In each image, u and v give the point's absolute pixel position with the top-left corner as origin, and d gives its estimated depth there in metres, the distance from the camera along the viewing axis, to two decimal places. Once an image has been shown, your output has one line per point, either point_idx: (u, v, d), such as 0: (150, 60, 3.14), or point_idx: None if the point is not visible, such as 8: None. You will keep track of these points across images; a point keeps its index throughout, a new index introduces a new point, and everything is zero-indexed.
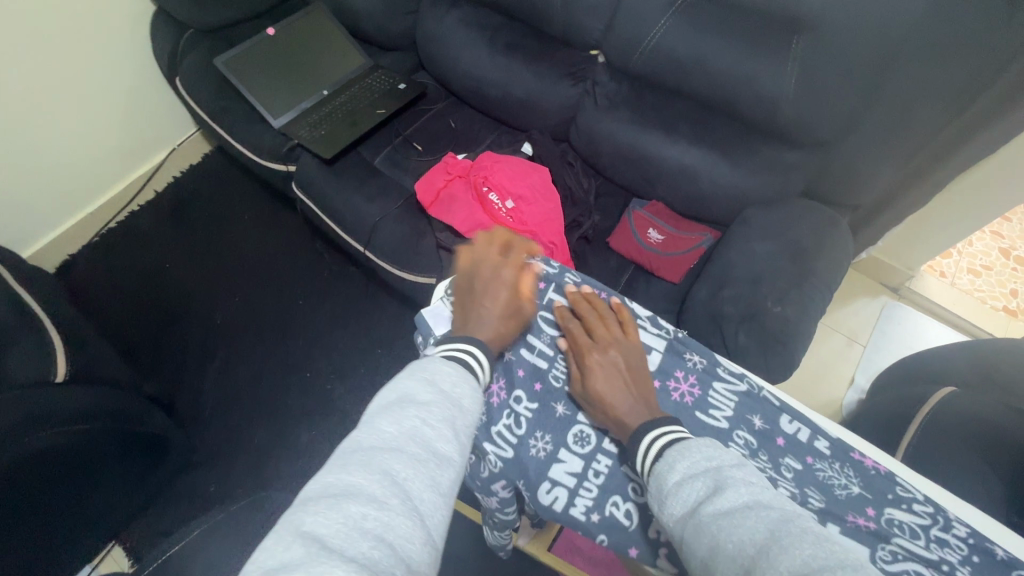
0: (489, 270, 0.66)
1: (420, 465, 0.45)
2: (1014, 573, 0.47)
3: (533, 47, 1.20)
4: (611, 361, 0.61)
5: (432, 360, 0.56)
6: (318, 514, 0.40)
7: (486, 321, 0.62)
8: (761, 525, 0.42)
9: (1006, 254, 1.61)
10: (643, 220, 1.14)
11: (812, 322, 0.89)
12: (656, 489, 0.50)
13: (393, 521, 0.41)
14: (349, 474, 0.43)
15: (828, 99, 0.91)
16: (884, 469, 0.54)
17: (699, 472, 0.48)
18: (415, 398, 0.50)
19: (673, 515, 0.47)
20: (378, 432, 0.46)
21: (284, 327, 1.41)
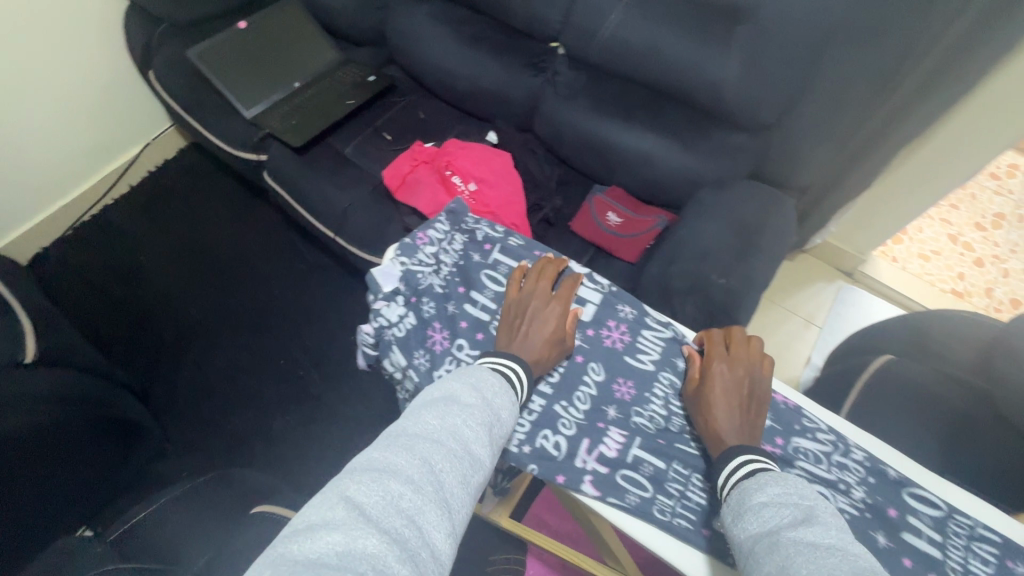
0: (538, 298, 0.65)
1: (456, 460, 0.48)
2: (903, 489, 0.52)
3: (497, 40, 1.26)
4: (731, 379, 0.59)
5: (477, 371, 0.57)
6: (360, 483, 0.44)
7: (531, 345, 0.62)
8: (845, 564, 0.39)
9: (955, 239, 1.69)
10: (603, 204, 1.19)
11: (756, 292, 0.95)
12: (735, 503, 0.49)
13: (425, 505, 0.44)
14: (392, 453, 0.47)
15: (769, 84, 0.97)
16: (793, 403, 0.59)
17: (787, 503, 0.46)
18: (458, 400, 0.53)
19: (748, 531, 0.46)
20: (422, 422, 0.50)
21: (257, 316, 1.43)
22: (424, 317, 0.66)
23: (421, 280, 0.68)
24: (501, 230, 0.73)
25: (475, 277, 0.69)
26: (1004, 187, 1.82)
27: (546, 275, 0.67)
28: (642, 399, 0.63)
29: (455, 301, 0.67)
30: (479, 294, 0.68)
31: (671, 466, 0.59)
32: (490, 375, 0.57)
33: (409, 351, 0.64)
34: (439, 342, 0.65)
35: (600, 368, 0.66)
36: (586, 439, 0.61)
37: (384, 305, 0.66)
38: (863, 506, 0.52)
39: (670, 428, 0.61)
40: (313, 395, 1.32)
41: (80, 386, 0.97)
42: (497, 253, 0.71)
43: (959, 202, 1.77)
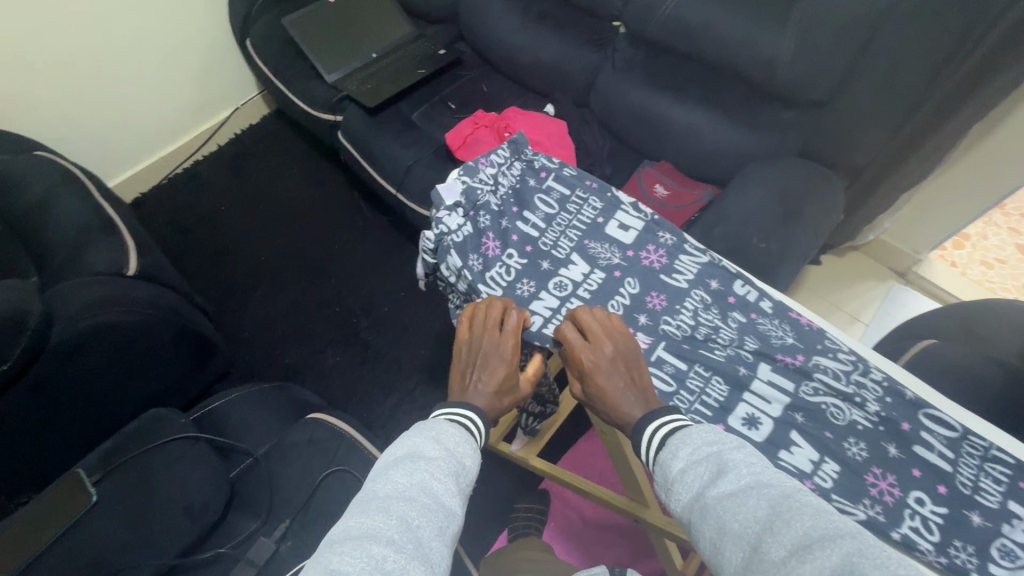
0: (488, 339, 0.62)
1: (433, 517, 0.45)
2: (920, 408, 0.55)
3: (560, 18, 1.33)
4: (605, 362, 0.58)
5: (437, 423, 0.54)
6: (340, 556, 0.40)
7: (485, 385, 0.59)
8: (763, 503, 0.41)
9: (1022, 249, 1.62)
10: (651, 176, 1.25)
11: (792, 260, 0.98)
12: (661, 478, 0.49)
13: (409, 564, 0.40)
14: (367, 519, 0.43)
15: (822, 61, 1.00)
16: (816, 326, 0.62)
17: (700, 460, 0.47)
18: (424, 454, 0.50)
19: (680, 501, 0.47)
20: (390, 481, 0.47)
21: (318, 264, 1.55)
22: (480, 227, 0.72)
23: (480, 196, 0.73)
24: (557, 162, 0.78)
25: (529, 198, 0.74)
26: None
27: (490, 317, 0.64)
28: (672, 310, 0.65)
29: (508, 217, 0.73)
30: (531, 215, 0.73)
31: (694, 367, 0.61)
32: (450, 426, 0.55)
33: (464, 254, 0.70)
34: (490, 250, 0.71)
35: (636, 282, 0.67)
36: None
37: (446, 215, 0.71)
38: (877, 420, 0.55)
39: (696, 336, 0.63)
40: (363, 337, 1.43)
41: (163, 301, 1.05)
42: (552, 180, 0.76)
43: None
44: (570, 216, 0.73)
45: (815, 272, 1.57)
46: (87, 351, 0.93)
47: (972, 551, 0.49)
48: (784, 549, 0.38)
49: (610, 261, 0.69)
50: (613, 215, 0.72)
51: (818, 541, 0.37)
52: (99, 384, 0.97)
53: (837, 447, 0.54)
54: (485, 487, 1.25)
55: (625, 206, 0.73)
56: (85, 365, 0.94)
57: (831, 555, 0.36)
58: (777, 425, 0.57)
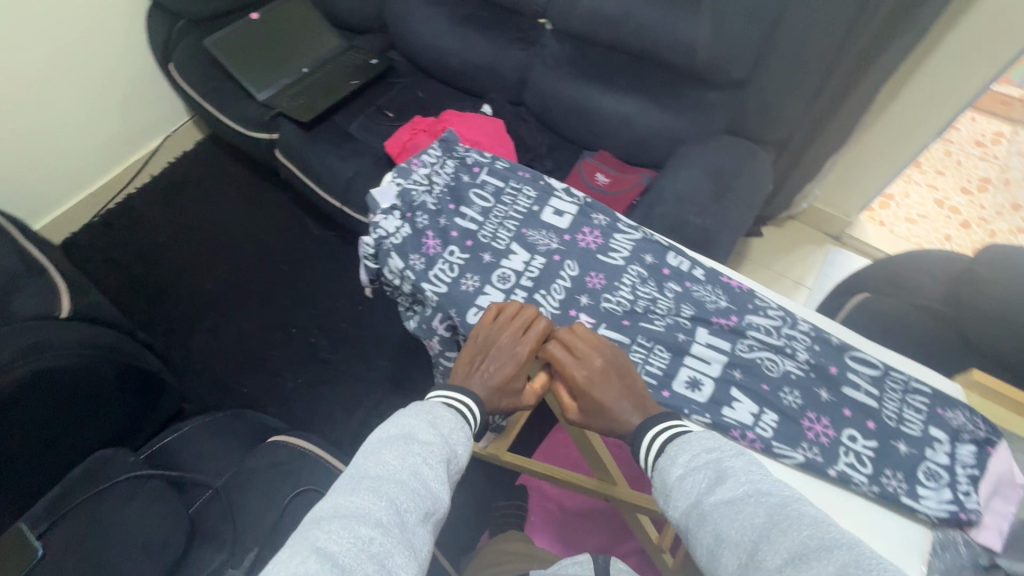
0: (504, 336, 0.61)
1: (421, 502, 0.46)
2: (844, 351, 0.59)
3: (486, 19, 1.35)
4: (599, 374, 0.58)
5: (433, 407, 0.55)
6: (329, 531, 0.41)
7: (489, 381, 0.59)
8: (761, 510, 0.43)
9: (941, 203, 1.73)
10: (592, 166, 1.28)
11: (729, 232, 1.03)
12: (660, 484, 0.51)
13: (393, 547, 0.41)
14: (356, 498, 0.44)
15: (737, 42, 1.05)
16: (745, 287, 0.65)
17: (699, 467, 0.49)
18: (418, 438, 0.51)
19: (678, 508, 0.48)
20: (381, 461, 0.47)
21: (267, 287, 1.51)
22: (419, 227, 0.69)
23: (415, 196, 0.71)
24: (489, 155, 0.76)
25: (464, 194, 0.72)
26: (989, 153, 1.85)
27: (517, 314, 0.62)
28: (611, 287, 0.66)
29: (447, 215, 0.70)
30: (467, 210, 0.71)
31: (635, 340, 0.63)
32: (446, 413, 0.55)
33: (405, 255, 0.67)
34: (431, 247, 0.68)
35: (575, 265, 0.67)
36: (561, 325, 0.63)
37: (382, 219, 0.69)
38: (808, 367, 0.59)
39: (635, 310, 0.64)
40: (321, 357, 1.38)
41: (101, 340, 1.00)
42: (486, 174, 0.74)
43: (945, 168, 1.81)
44: (507, 208, 0.72)
45: (757, 244, 1.64)
46: (23, 403, 0.88)
47: (901, 477, 0.52)
48: (780, 556, 0.39)
49: (549, 246, 0.68)
50: (547, 202, 0.72)
51: (813, 549, 0.39)
52: (40, 433, 0.92)
53: (773, 397, 0.57)
54: (460, 491, 1.25)
55: (558, 192, 0.73)
56: (24, 419, 0.88)
57: (827, 563, 0.37)
58: (717, 384, 0.59)
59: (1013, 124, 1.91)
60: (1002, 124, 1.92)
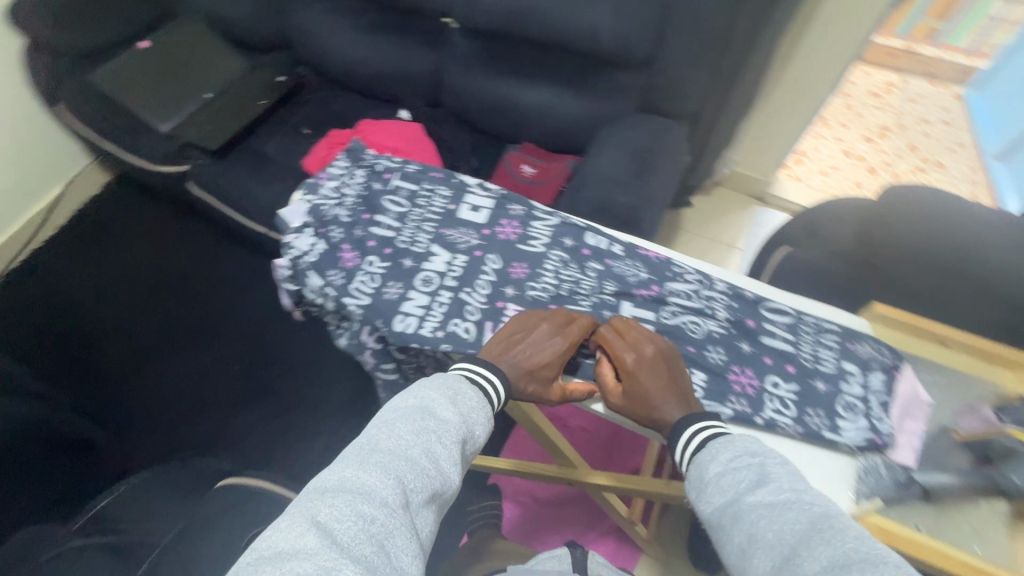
0: (542, 325, 0.58)
1: (429, 483, 0.43)
2: (760, 304, 0.62)
3: (390, 24, 1.33)
4: (650, 363, 0.55)
5: (457, 383, 0.51)
6: (332, 505, 0.40)
7: (518, 365, 0.55)
8: (804, 517, 0.39)
9: (848, 153, 1.84)
10: (517, 159, 1.29)
11: (654, 207, 1.05)
12: (695, 478, 0.47)
13: (395, 528, 0.40)
14: (365, 472, 0.42)
15: (637, 22, 1.08)
16: (663, 256, 0.66)
17: (742, 466, 0.45)
18: (434, 413, 0.48)
19: (710, 504, 0.45)
20: (394, 435, 0.45)
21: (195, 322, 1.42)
22: (333, 242, 0.66)
23: (327, 211, 0.68)
24: (399, 160, 0.74)
25: (377, 202, 0.69)
26: (884, 102, 1.99)
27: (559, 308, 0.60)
28: (535, 274, 0.64)
29: (362, 226, 0.67)
30: (383, 217, 0.68)
31: None
32: (469, 390, 0.51)
33: (323, 272, 0.64)
34: (349, 260, 0.65)
35: (497, 257, 0.65)
36: (490, 320, 0.60)
37: (295, 238, 0.66)
38: (729, 324, 0.60)
39: (562, 293, 0.62)
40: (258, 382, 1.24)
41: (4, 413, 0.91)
42: (397, 179, 0.72)
43: (847, 121, 1.94)
44: (422, 210, 0.69)
45: (688, 214, 1.70)
46: None
47: (823, 414, 0.54)
48: (819, 563, 0.36)
49: (468, 243, 0.66)
50: (463, 199, 0.70)
51: (856, 562, 0.35)
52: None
53: (701, 358, 0.58)
54: None
55: (472, 187, 0.71)
56: None
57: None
58: None
59: (901, 73, 2.07)
60: (891, 74, 2.07)
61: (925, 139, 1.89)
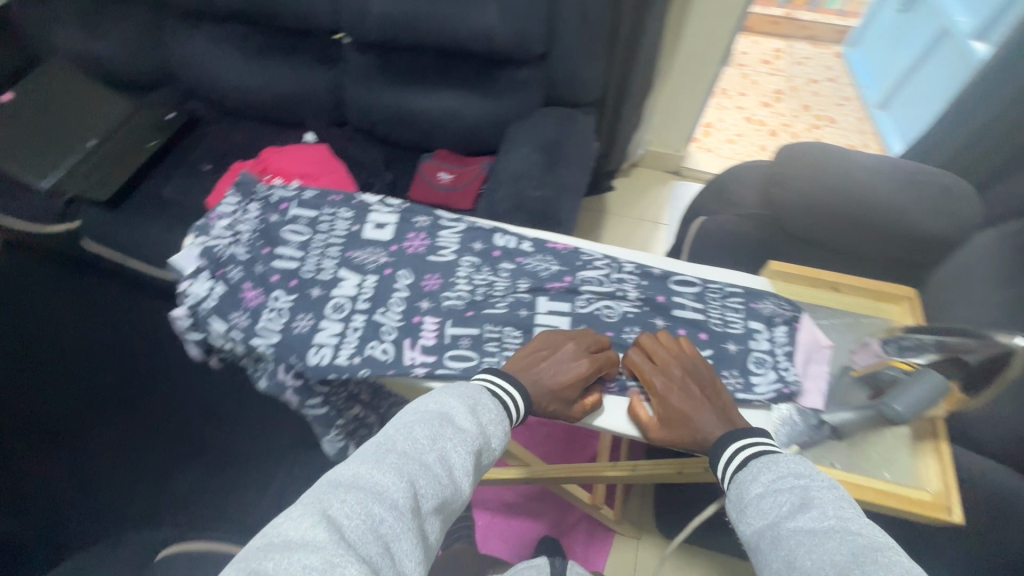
0: (563, 350, 0.56)
1: (440, 490, 0.42)
2: (666, 278, 0.64)
3: (280, 46, 1.29)
4: (681, 384, 0.53)
5: (478, 394, 0.51)
6: (344, 501, 0.39)
7: (537, 387, 0.54)
8: (844, 548, 0.35)
9: (750, 119, 1.95)
10: (433, 167, 1.28)
11: (570, 196, 1.07)
12: (736, 497, 0.44)
13: (403, 531, 0.39)
14: (379, 471, 0.41)
15: (526, 18, 1.09)
16: (571, 247, 0.67)
17: (784, 489, 0.42)
18: (453, 421, 0.47)
19: (751, 526, 0.42)
20: (412, 438, 0.44)
21: (103, 375, 1.24)
22: (234, 282, 0.63)
23: (222, 251, 0.65)
24: (295, 188, 0.72)
25: (276, 234, 0.67)
26: (775, 68, 2.11)
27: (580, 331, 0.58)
28: (448, 284, 0.63)
29: (263, 261, 0.64)
30: (284, 249, 0.66)
31: (485, 330, 0.60)
32: (489, 400, 0.51)
33: (226, 315, 0.61)
34: (254, 298, 0.62)
35: (409, 272, 0.64)
36: (407, 337, 0.59)
37: (190, 284, 0.63)
38: (640, 302, 0.62)
39: (476, 299, 0.62)
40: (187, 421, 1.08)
41: None
42: (295, 208, 0.69)
43: (745, 90, 2.05)
44: (326, 235, 0.67)
45: (612, 198, 1.74)
46: None
47: (736, 373, 0.57)
48: None
49: (377, 262, 0.65)
50: (366, 219, 0.69)
51: None
52: None
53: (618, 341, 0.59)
54: None
55: (375, 205, 0.70)
56: None
57: None
58: None
59: (787, 39, 2.21)
60: (778, 41, 2.20)
61: (816, 98, 2.02)
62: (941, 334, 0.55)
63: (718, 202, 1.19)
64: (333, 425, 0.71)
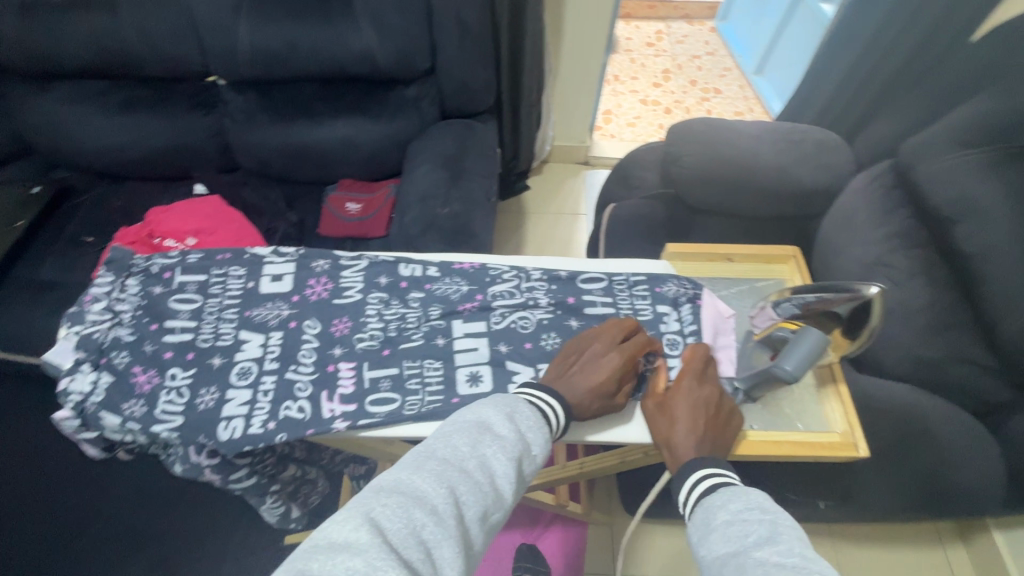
0: (602, 344, 0.57)
1: (482, 498, 0.44)
2: (574, 278, 0.65)
3: (148, 97, 1.20)
4: (702, 395, 0.54)
5: (518, 400, 0.52)
6: (387, 504, 0.40)
7: (579, 385, 0.54)
8: None
9: (646, 101, 2.03)
10: (339, 199, 1.25)
11: (480, 206, 1.07)
12: (701, 523, 0.43)
13: (444, 537, 0.40)
14: (420, 476, 0.43)
15: (405, 36, 1.07)
16: (478, 264, 0.67)
17: (752, 519, 0.41)
18: (491, 428, 0.48)
19: (715, 552, 0.40)
20: (451, 445, 0.46)
21: None
22: (121, 368, 0.58)
23: (102, 337, 0.59)
24: (176, 254, 0.67)
25: (163, 307, 0.62)
26: (659, 49, 2.22)
27: (619, 326, 0.58)
28: (359, 325, 0.61)
29: (153, 339, 0.60)
30: (175, 321, 0.61)
31: (403, 365, 0.59)
32: (527, 408, 0.51)
33: (118, 406, 0.56)
34: (150, 381, 0.58)
35: (315, 321, 0.61)
36: (323, 389, 0.57)
37: (70, 380, 0.57)
38: (552, 307, 0.63)
39: (390, 335, 0.60)
40: (111, 514, 0.98)
41: None
42: (179, 275, 0.64)
43: (636, 73, 2.13)
44: (219, 298, 0.63)
45: (529, 197, 1.76)
46: None
47: (652, 359, 0.60)
48: None
49: (279, 317, 0.62)
50: (261, 273, 0.65)
51: None
52: None
53: (537, 349, 0.60)
54: None
55: (267, 257, 0.66)
56: None
57: None
58: (492, 368, 0.59)
59: (665, 20, 2.32)
60: (658, 23, 2.31)
61: (700, 72, 2.14)
62: (820, 291, 0.59)
63: (624, 187, 1.23)
64: (268, 493, 0.68)
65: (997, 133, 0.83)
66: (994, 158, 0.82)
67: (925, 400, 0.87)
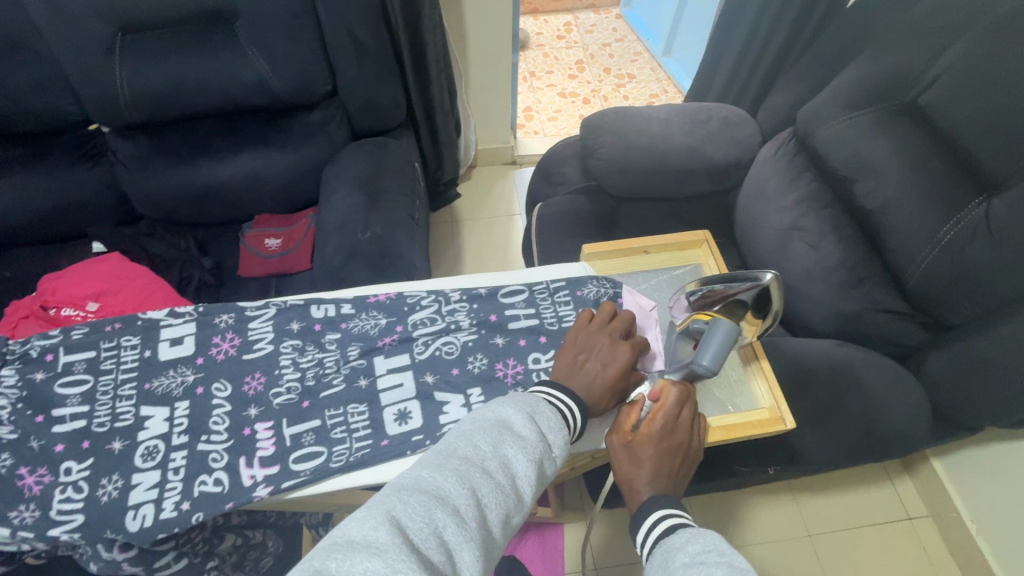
0: (605, 344, 0.57)
1: (503, 501, 0.42)
2: (494, 293, 0.64)
3: (21, 154, 1.09)
4: (672, 438, 0.53)
5: (537, 400, 0.50)
6: (407, 503, 0.39)
7: (592, 383, 0.54)
8: None
9: (563, 94, 2.05)
10: (256, 236, 1.19)
11: (403, 226, 1.04)
12: (660, 564, 0.42)
13: (464, 541, 0.39)
14: (440, 475, 0.41)
15: (298, 60, 1.02)
16: (394, 293, 0.64)
17: (708, 561, 0.39)
18: (512, 427, 0.47)
19: None
20: (473, 444, 0.44)
21: None
22: (5, 472, 0.53)
23: None
24: (57, 332, 0.61)
25: (49, 395, 0.57)
26: (570, 41, 2.24)
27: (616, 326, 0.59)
28: (273, 379, 0.59)
29: (40, 433, 0.55)
30: (64, 408, 0.57)
31: (326, 415, 0.57)
32: (547, 409, 0.50)
33: (6, 514, 0.52)
34: (42, 479, 0.53)
35: (225, 382, 0.59)
36: (240, 456, 0.54)
37: None
38: (476, 327, 0.62)
39: (309, 385, 0.58)
40: None
41: None
42: (64, 355, 0.59)
43: (551, 67, 2.14)
44: (113, 374, 0.59)
45: (460, 205, 1.74)
46: None
47: None
48: None
49: (184, 384, 0.58)
50: (157, 339, 0.61)
51: None
52: None
53: (465, 374, 0.58)
54: None
55: (164, 321, 0.62)
56: None
57: None
58: (420, 402, 0.57)
59: (572, 12, 2.34)
60: (565, 15, 2.33)
61: (612, 59, 2.18)
62: (726, 279, 0.63)
63: (548, 184, 1.23)
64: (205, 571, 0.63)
65: (880, 93, 0.87)
66: (879, 117, 0.87)
67: (852, 352, 0.91)
